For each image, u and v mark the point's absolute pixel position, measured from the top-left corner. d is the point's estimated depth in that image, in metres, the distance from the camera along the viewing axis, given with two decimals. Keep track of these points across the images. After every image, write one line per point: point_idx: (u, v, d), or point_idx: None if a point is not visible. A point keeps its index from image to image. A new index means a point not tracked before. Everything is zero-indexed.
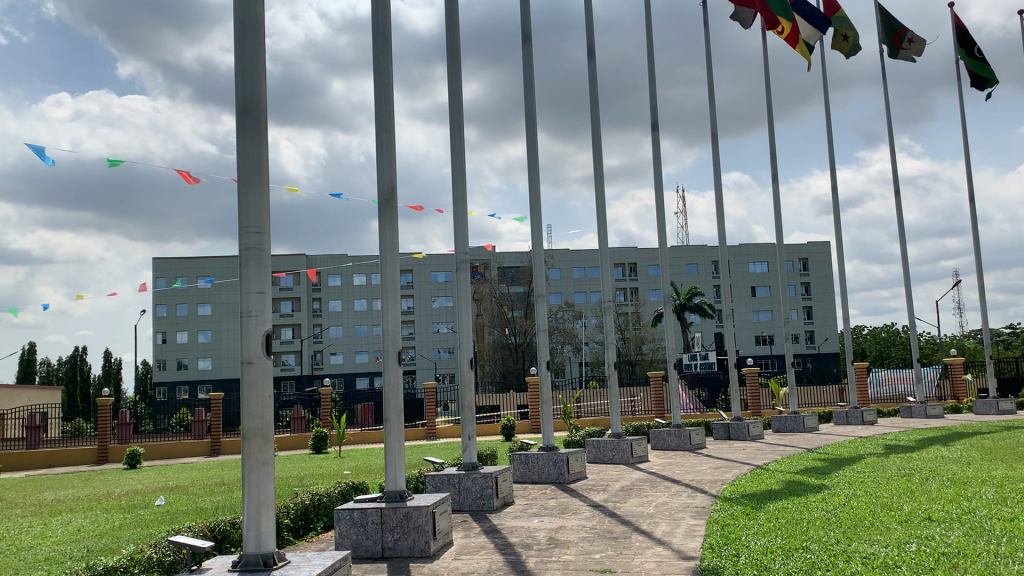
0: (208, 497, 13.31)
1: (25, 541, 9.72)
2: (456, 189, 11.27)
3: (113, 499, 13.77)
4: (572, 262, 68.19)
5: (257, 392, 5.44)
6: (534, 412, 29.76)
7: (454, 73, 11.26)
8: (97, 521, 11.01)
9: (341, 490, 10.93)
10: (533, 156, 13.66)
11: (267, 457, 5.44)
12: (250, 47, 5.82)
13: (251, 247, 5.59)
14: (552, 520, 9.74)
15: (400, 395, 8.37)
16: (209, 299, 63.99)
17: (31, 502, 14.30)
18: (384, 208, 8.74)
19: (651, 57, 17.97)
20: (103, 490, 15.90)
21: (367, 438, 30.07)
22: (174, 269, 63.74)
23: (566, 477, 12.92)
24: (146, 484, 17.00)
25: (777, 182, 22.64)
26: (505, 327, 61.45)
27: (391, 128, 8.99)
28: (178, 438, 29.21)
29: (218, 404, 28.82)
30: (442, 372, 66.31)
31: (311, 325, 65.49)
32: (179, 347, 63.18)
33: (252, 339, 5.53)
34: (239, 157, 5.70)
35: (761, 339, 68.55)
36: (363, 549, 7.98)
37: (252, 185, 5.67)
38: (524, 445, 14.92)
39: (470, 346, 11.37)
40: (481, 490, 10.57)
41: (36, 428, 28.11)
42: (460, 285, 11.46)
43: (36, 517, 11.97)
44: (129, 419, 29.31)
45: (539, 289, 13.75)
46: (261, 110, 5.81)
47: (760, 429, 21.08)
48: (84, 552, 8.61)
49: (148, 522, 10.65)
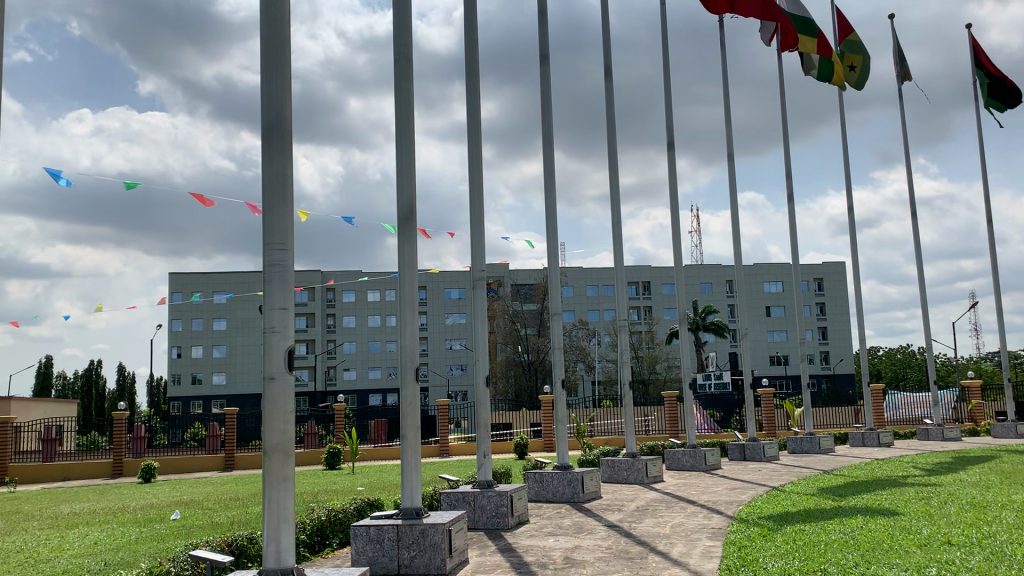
0: (224, 511, 13.33)
1: (42, 554, 9.77)
2: (473, 207, 11.33)
3: (130, 513, 13.83)
4: (585, 280, 68.18)
5: (278, 408, 5.47)
6: (547, 431, 29.73)
7: (473, 92, 11.34)
8: (113, 535, 11.07)
9: (357, 506, 10.92)
10: (550, 173, 13.71)
11: (287, 472, 5.46)
12: (277, 69, 5.89)
13: (274, 264, 5.63)
14: (568, 539, 9.71)
15: (417, 412, 8.35)
16: (225, 314, 64.27)
17: (47, 515, 14.39)
18: (403, 226, 8.79)
19: (667, 76, 18.03)
20: (119, 503, 15.99)
21: (380, 454, 30.06)
22: (190, 284, 64.13)
23: (580, 497, 12.87)
24: (162, 498, 16.96)
25: (792, 201, 22.65)
26: (518, 344, 61.44)
27: (411, 146, 9.05)
28: (192, 451, 29.32)
29: (232, 418, 28.90)
30: (454, 389, 66.26)
31: (325, 341, 65.73)
32: (194, 361, 63.46)
33: (274, 355, 5.57)
34: (263, 176, 5.75)
35: (776, 359, 68.18)
36: (379, 566, 7.97)
37: (277, 202, 5.71)
38: (537, 465, 14.84)
39: (486, 365, 11.36)
40: (496, 509, 10.56)
41: (51, 440, 28.33)
42: (476, 303, 11.47)
43: (52, 530, 12.02)
44: (143, 433, 29.40)
45: (555, 306, 13.69)
46: (287, 130, 5.87)
47: (776, 450, 20.93)
48: (103, 565, 8.65)
49: (164, 536, 10.69)
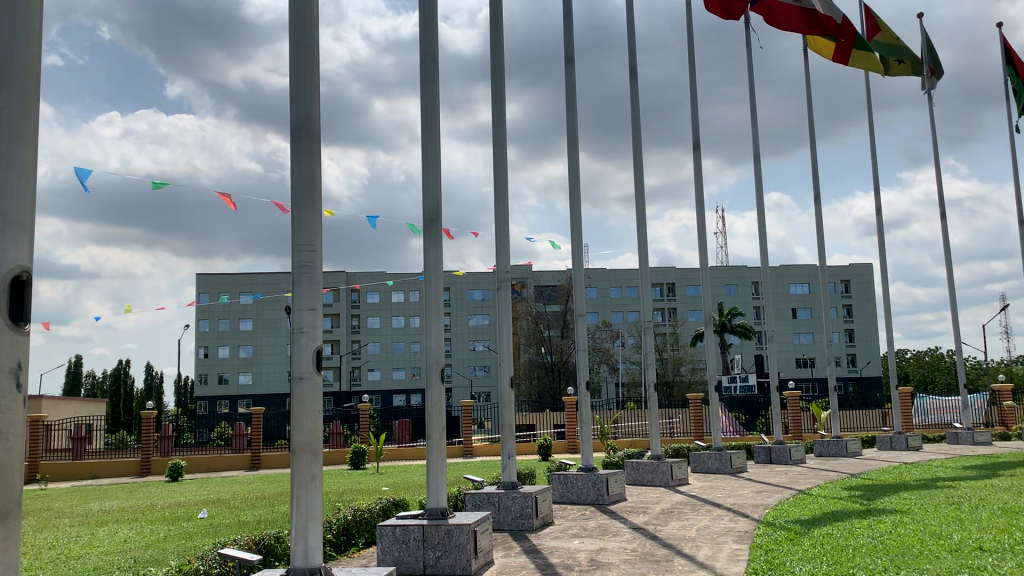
0: (251, 511, 13.43)
1: (74, 551, 9.91)
2: (497, 207, 11.33)
3: (158, 511, 13.97)
4: (609, 282, 68.04)
5: (305, 408, 5.50)
6: (571, 432, 29.67)
7: (498, 94, 11.35)
8: (142, 532, 11.19)
9: (383, 506, 10.96)
10: (575, 174, 13.70)
11: (315, 471, 5.49)
12: (305, 71, 5.93)
13: (303, 265, 5.67)
14: (593, 541, 9.69)
15: (443, 413, 8.37)
16: (251, 314, 64.79)
17: (77, 513, 14.59)
18: (429, 227, 8.81)
19: (692, 76, 17.95)
20: (147, 502, 16.15)
21: (405, 455, 30.15)
22: (217, 284, 64.71)
23: (605, 499, 12.83)
24: (189, 497, 17.14)
25: (819, 202, 22.45)
26: (541, 345, 61.39)
27: (437, 148, 9.08)
28: (219, 451, 29.59)
29: (258, 418, 29.12)
30: (477, 390, 66.31)
31: (349, 342, 66.06)
32: (221, 361, 64.02)
33: (303, 355, 5.60)
34: (292, 177, 5.79)
35: (802, 361, 67.62)
36: (405, 566, 8.00)
37: (305, 204, 5.75)
38: (562, 466, 14.81)
39: (511, 366, 11.36)
40: (521, 510, 10.56)
41: (81, 439, 28.71)
42: (501, 304, 11.48)
43: (83, 527, 12.18)
44: (171, 432, 29.70)
45: (579, 307, 13.66)
46: (315, 132, 5.92)
47: (803, 453, 20.76)
48: (132, 563, 8.75)
49: (192, 534, 10.81)
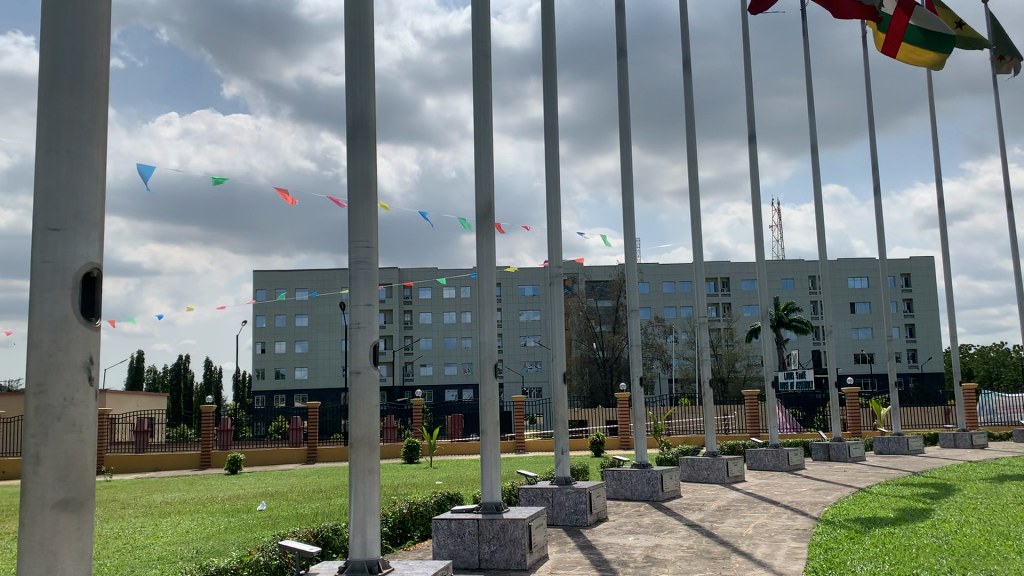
0: (308, 503, 13.65)
1: (138, 541, 10.19)
2: (550, 202, 11.30)
3: (219, 503, 14.29)
4: (662, 276, 67.49)
5: (363, 402, 5.56)
6: (624, 428, 29.51)
7: (550, 88, 11.31)
8: (204, 524, 11.45)
9: (437, 500, 11.04)
10: (628, 168, 13.60)
11: (373, 465, 5.55)
12: (361, 68, 5.98)
13: (360, 261, 5.73)
14: (648, 538, 9.63)
15: (496, 409, 8.38)
16: (306, 311, 65.76)
17: (142, 504, 14.99)
18: (481, 223, 8.83)
19: (746, 67, 17.66)
20: (208, 494, 16.53)
21: (458, 449, 30.34)
22: (273, 281, 65.85)
23: (659, 495, 12.73)
24: (248, 489, 17.48)
25: (878, 194, 21.93)
26: (593, 341, 61.13)
27: (489, 143, 9.09)
28: (276, 445, 30.13)
29: (314, 412, 29.56)
30: (529, 386, 66.42)
31: (402, 337, 66.65)
32: (277, 357, 65.18)
33: (360, 349, 5.66)
34: (349, 174, 5.85)
35: (861, 357, 66.24)
36: (460, 560, 8.03)
37: (361, 201, 5.81)
38: (615, 462, 14.73)
39: (563, 362, 11.33)
40: (575, 506, 10.54)
41: (144, 432, 29.49)
42: (553, 299, 11.45)
43: (147, 518, 12.52)
44: (230, 426, 30.33)
45: (633, 302, 13.56)
46: (370, 129, 5.97)
47: (862, 451, 20.33)
48: (195, 553, 8.97)
49: (252, 526, 11.02)
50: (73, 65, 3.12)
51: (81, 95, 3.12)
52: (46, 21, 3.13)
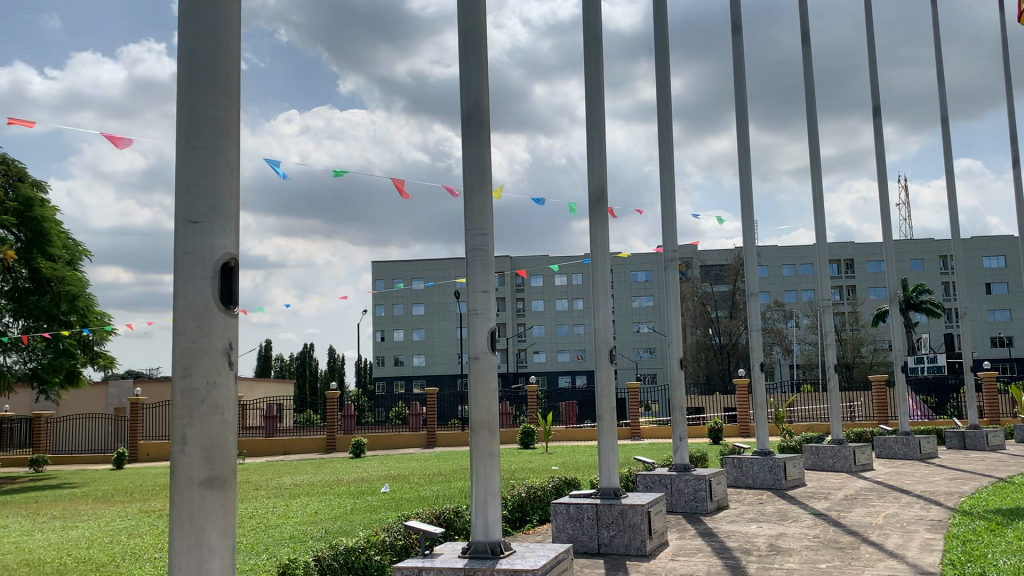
0: (429, 486, 14.00)
1: (272, 520, 10.72)
2: (664, 185, 11.14)
3: (345, 485, 14.85)
4: (781, 259, 65.54)
5: (482, 387, 5.64)
6: (743, 415, 28.86)
7: (663, 70, 11.14)
8: (333, 504, 11.93)
9: (555, 484, 11.11)
10: (745, 148, 13.24)
11: (493, 448, 5.63)
12: (474, 57, 6.03)
13: (476, 248, 5.80)
14: (772, 526, 9.40)
15: (613, 394, 8.34)
16: (422, 300, 67.18)
17: (275, 485, 15.74)
18: (594, 209, 8.77)
19: (870, 37, 16.86)
20: (336, 476, 17.19)
21: (574, 436, 30.40)
22: (390, 271, 67.59)
23: (783, 483, 12.40)
24: (372, 472, 18.09)
25: (1018, 165, 20.56)
26: (709, 327, 59.94)
27: (601, 128, 9.02)
28: (397, 430, 30.98)
29: (432, 398, 30.19)
30: (643, 372, 65.96)
31: (516, 324, 67.25)
32: (395, 344, 66.98)
33: (477, 335, 5.75)
34: (464, 164, 5.92)
35: (999, 341, 62.50)
36: (580, 544, 8.06)
37: (476, 189, 5.86)
38: (735, 450, 14.44)
39: (680, 348, 11.17)
40: (695, 493, 10.40)
41: (273, 417, 30.89)
42: (669, 284, 11.29)
43: (280, 498, 13.14)
44: (353, 411, 31.39)
45: (752, 286, 13.22)
46: (484, 118, 6.01)
47: (1002, 439, 19.20)
48: (324, 533, 9.37)
49: (377, 507, 11.40)
50: (206, 65, 3.19)
51: (215, 92, 3.18)
52: (181, 20, 3.21)
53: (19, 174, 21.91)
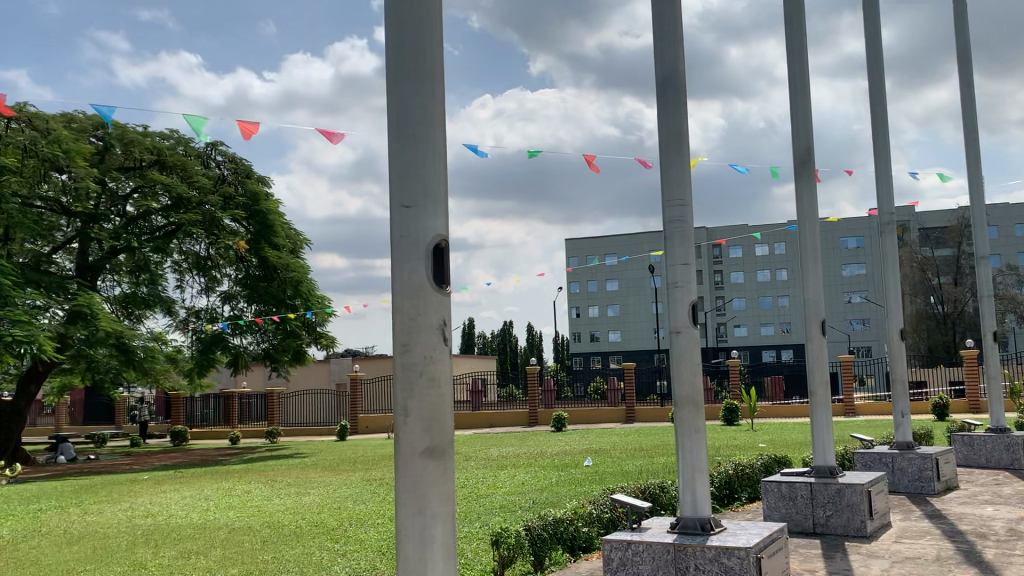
0: (632, 461, 14.01)
1: (482, 490, 11.15)
2: (877, 144, 10.40)
3: (549, 458, 15.18)
4: (1013, 218, 59.44)
5: (686, 360, 5.55)
6: (971, 390, 26.58)
7: (872, 20, 10.36)
8: (538, 476, 12.23)
9: (764, 461, 10.77)
10: (969, 96, 12.08)
11: (699, 424, 5.54)
12: (668, 22, 5.87)
13: (675, 219, 5.68)
14: (1012, 510, 8.60)
15: (825, 368, 7.93)
16: (617, 275, 67.09)
17: (483, 457, 16.37)
18: (800, 173, 8.33)
19: None
20: (539, 449, 17.59)
21: (780, 412, 29.29)
22: (584, 248, 67.95)
23: (1021, 463, 11.33)
24: (575, 446, 18.35)
25: None
26: (930, 295, 55.53)
27: (805, 86, 8.53)
28: (597, 404, 31.25)
29: (631, 373, 30.12)
30: (855, 345, 62.43)
31: (714, 298, 65.63)
32: (592, 321, 67.44)
33: (679, 308, 5.65)
34: (660, 133, 5.80)
35: None
36: (794, 524, 7.77)
37: (674, 158, 5.73)
38: (965, 426, 13.33)
39: (899, 318, 10.42)
40: (919, 472, 9.72)
41: (478, 392, 32.10)
42: (885, 249, 10.55)
43: (489, 470, 13.64)
44: (553, 385, 31.98)
45: (981, 248, 12.08)
46: (680, 84, 5.84)
47: None
48: (532, 503, 9.65)
49: (581, 480, 11.57)
50: (412, 54, 3.31)
51: (422, 79, 3.30)
52: (389, 13, 3.34)
53: (247, 172, 23.91)
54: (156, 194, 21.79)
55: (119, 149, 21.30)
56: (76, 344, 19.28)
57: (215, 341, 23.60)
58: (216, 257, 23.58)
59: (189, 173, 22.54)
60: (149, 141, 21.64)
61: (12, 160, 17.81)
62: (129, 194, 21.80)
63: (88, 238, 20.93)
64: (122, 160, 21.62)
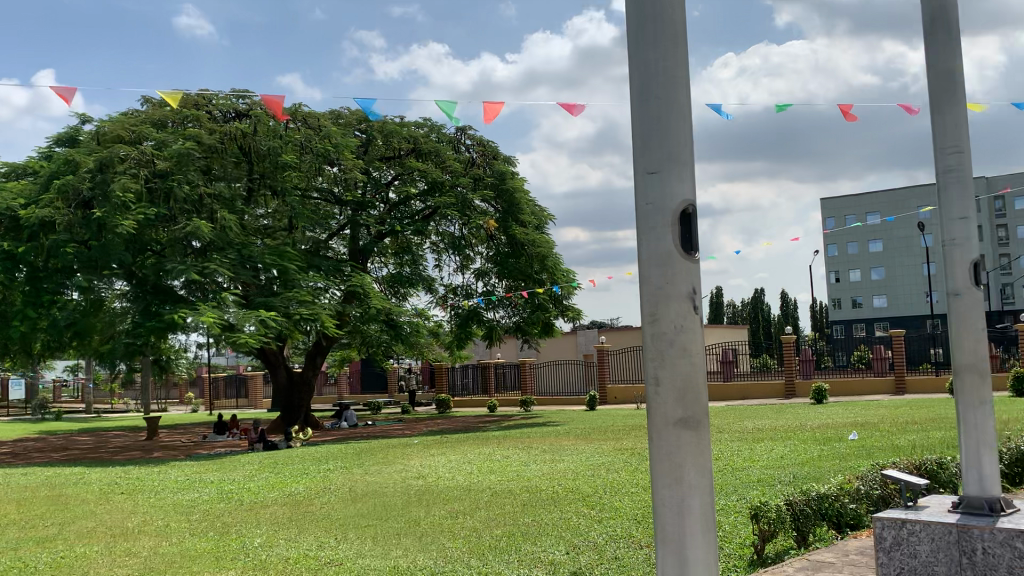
0: (904, 435, 12.96)
1: (737, 463, 10.86)
2: None
3: (809, 431, 14.44)
4: None
5: (968, 324, 5.01)
6: None
7: None
8: (798, 450, 11.68)
9: None
10: None
11: (985, 395, 4.99)
12: None
13: (950, 169, 5.12)
14: None
15: None
16: (880, 236, 62.24)
17: (737, 429, 15.92)
18: None
19: None
20: (798, 422, 16.79)
21: None
22: (842, 208, 63.70)
23: None
24: (838, 418, 17.31)
25: None
26: None
27: None
28: (862, 374, 29.35)
29: (899, 341, 27.89)
30: None
31: (998, 255, 58.96)
32: (853, 286, 63.23)
33: (956, 267, 5.10)
34: (929, 74, 5.24)
35: None
36: None
37: (946, 101, 5.16)
38: None
39: None
40: None
41: (730, 363, 31.29)
42: None
43: (744, 442, 13.24)
44: (811, 355, 30.39)
45: None
46: (952, 15, 5.21)
47: None
48: (791, 478, 9.26)
49: (846, 454, 10.90)
50: (653, 17, 3.22)
51: (663, 42, 3.21)
52: None
53: (494, 152, 24.71)
54: (413, 179, 23.24)
55: (380, 140, 23.05)
56: (352, 321, 21.12)
57: (471, 316, 24.88)
58: (469, 236, 24.67)
59: (442, 158, 23.67)
60: (407, 130, 23.13)
61: (291, 155, 19.69)
62: (391, 181, 23.47)
63: (358, 225, 22.51)
64: (382, 150, 23.32)
